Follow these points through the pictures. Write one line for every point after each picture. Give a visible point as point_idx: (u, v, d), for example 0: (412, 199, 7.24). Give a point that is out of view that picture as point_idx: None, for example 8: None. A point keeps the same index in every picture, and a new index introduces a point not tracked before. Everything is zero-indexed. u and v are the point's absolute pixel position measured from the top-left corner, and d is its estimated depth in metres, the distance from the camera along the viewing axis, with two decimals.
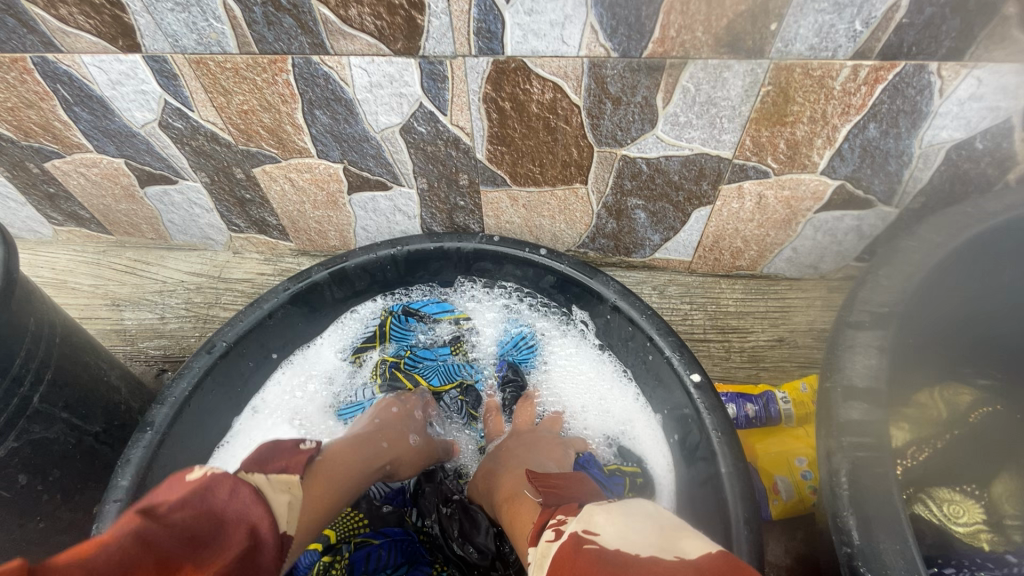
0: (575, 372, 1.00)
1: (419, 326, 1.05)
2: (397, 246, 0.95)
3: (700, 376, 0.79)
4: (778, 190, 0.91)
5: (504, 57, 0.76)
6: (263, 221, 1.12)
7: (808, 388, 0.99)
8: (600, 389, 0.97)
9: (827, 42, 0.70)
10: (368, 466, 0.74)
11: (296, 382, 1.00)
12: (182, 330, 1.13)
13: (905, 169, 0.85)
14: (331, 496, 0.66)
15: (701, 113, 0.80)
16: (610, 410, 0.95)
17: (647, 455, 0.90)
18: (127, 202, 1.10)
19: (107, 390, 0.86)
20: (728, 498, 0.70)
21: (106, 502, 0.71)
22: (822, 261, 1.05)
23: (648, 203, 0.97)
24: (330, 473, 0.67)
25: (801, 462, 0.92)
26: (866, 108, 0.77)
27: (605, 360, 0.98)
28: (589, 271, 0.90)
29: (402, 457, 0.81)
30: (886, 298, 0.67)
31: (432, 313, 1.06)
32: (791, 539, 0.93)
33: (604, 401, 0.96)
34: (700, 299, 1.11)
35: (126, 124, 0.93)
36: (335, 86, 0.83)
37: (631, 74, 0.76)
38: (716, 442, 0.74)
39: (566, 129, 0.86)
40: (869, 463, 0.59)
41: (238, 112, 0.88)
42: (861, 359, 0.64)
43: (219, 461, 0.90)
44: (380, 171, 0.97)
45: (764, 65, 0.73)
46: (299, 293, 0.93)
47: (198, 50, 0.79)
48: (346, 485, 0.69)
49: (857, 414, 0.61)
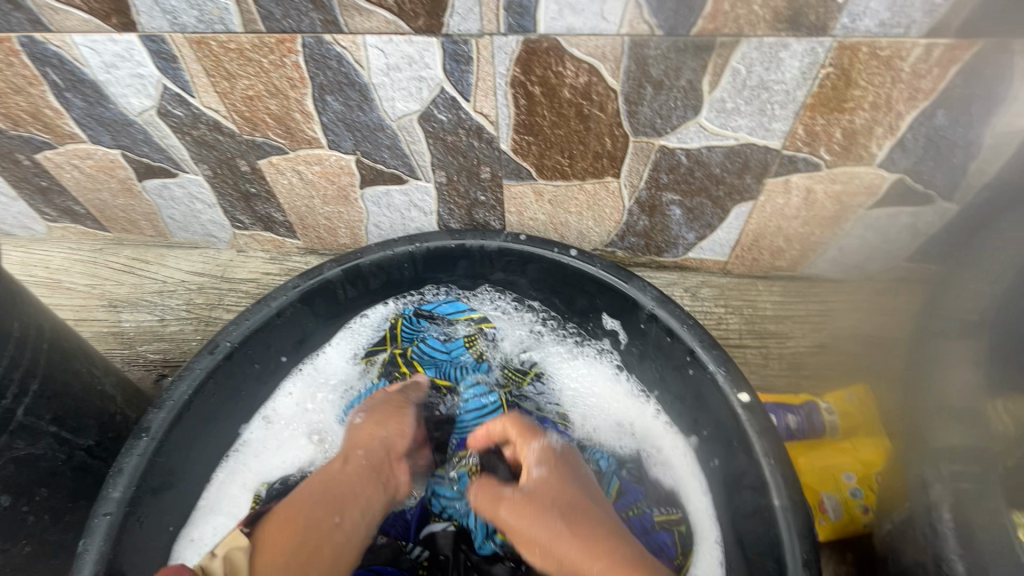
0: (593, 389, 0.92)
1: (432, 326, 0.97)
2: (416, 244, 0.88)
3: (749, 397, 0.71)
4: (829, 184, 0.84)
5: (536, 36, 0.69)
6: (268, 218, 1.05)
7: (854, 397, 0.92)
8: (615, 410, 0.90)
9: (900, 17, 0.63)
10: (324, 477, 0.71)
11: (307, 392, 0.92)
12: (183, 333, 1.08)
13: (972, 161, 0.77)
14: (302, 523, 0.65)
15: (751, 99, 0.73)
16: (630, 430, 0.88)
17: (681, 481, 0.82)
18: (124, 196, 1.04)
19: (102, 400, 0.80)
20: (784, 537, 0.63)
21: (95, 516, 0.66)
22: (869, 261, 0.97)
23: (684, 199, 0.90)
24: (293, 504, 0.68)
25: (850, 478, 0.85)
26: (935, 93, 0.70)
27: (627, 377, 0.92)
28: (624, 275, 0.83)
29: (359, 440, 0.76)
30: (972, 304, 0.65)
31: (446, 314, 0.97)
32: (840, 561, 0.84)
33: (626, 419, 0.89)
34: (736, 302, 1.04)
35: (122, 112, 0.86)
36: (349, 69, 0.76)
37: (676, 54, 0.69)
38: (769, 472, 0.66)
39: (600, 117, 0.78)
40: (974, 495, 0.54)
41: (242, 98, 0.81)
42: (957, 374, 0.61)
43: (230, 470, 0.85)
44: (395, 163, 0.90)
45: (827, 44, 0.66)
46: (310, 291, 0.86)
47: (199, 28, 0.72)
48: (307, 507, 0.67)
49: (957, 439, 0.56)
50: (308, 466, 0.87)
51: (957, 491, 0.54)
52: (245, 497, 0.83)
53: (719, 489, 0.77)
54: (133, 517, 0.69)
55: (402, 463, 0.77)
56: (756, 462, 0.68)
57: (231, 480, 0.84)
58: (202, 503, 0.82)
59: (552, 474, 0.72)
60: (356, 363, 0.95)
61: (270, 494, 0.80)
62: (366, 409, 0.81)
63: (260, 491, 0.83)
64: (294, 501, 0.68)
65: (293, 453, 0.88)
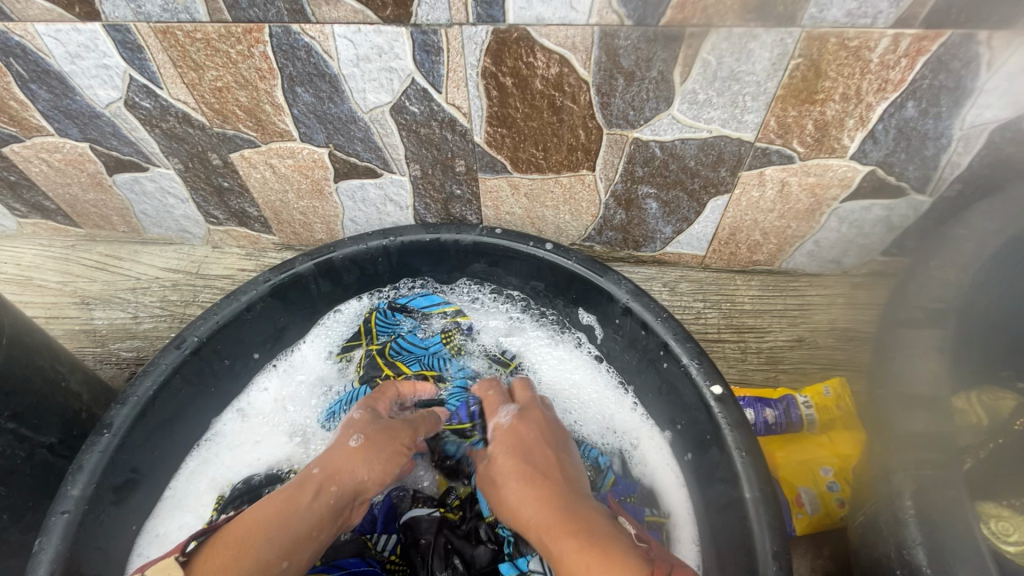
0: (573, 383, 0.91)
1: (408, 320, 0.96)
2: (390, 237, 0.87)
3: (721, 388, 0.71)
4: (803, 176, 0.84)
5: (506, 26, 0.68)
6: (242, 213, 1.03)
7: (832, 391, 0.91)
8: (595, 402, 0.89)
9: (866, 8, 0.63)
10: (286, 510, 0.64)
11: (283, 390, 0.91)
12: (156, 331, 1.05)
13: (943, 152, 0.77)
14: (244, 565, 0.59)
15: (723, 90, 0.73)
16: (609, 423, 0.87)
17: (658, 479, 0.81)
18: (94, 191, 1.02)
19: (66, 397, 0.78)
20: (755, 531, 0.63)
21: (53, 514, 0.65)
22: (845, 255, 0.98)
23: (660, 192, 0.90)
24: (240, 535, 0.62)
25: (827, 472, 0.85)
26: (905, 84, 0.70)
27: (606, 368, 0.91)
28: (599, 268, 0.83)
29: (339, 473, 0.69)
30: (940, 294, 0.62)
31: (422, 307, 0.96)
32: (817, 556, 0.83)
33: (606, 414, 0.88)
34: (714, 296, 1.04)
35: (89, 103, 0.84)
36: (318, 60, 0.75)
37: (646, 45, 0.69)
38: (741, 464, 0.66)
39: (573, 109, 0.78)
40: (936, 483, 0.53)
41: (211, 90, 0.80)
42: (920, 363, 0.59)
43: (201, 460, 0.84)
44: (369, 156, 0.89)
45: (795, 34, 0.66)
46: (281, 285, 0.85)
47: (163, 18, 0.71)
48: (261, 544, 0.61)
49: (920, 426, 0.55)
50: (279, 466, 0.84)
51: (921, 480, 0.54)
52: (210, 494, 0.81)
53: (694, 484, 0.76)
54: (93, 515, 0.67)
55: (361, 507, 0.72)
56: (729, 454, 0.67)
57: (200, 472, 0.83)
58: (168, 494, 0.80)
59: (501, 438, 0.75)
60: (332, 363, 0.94)
61: (233, 495, 0.79)
62: (364, 432, 0.73)
63: (223, 492, 0.81)
64: (246, 528, 0.62)
65: (269, 450, 0.86)
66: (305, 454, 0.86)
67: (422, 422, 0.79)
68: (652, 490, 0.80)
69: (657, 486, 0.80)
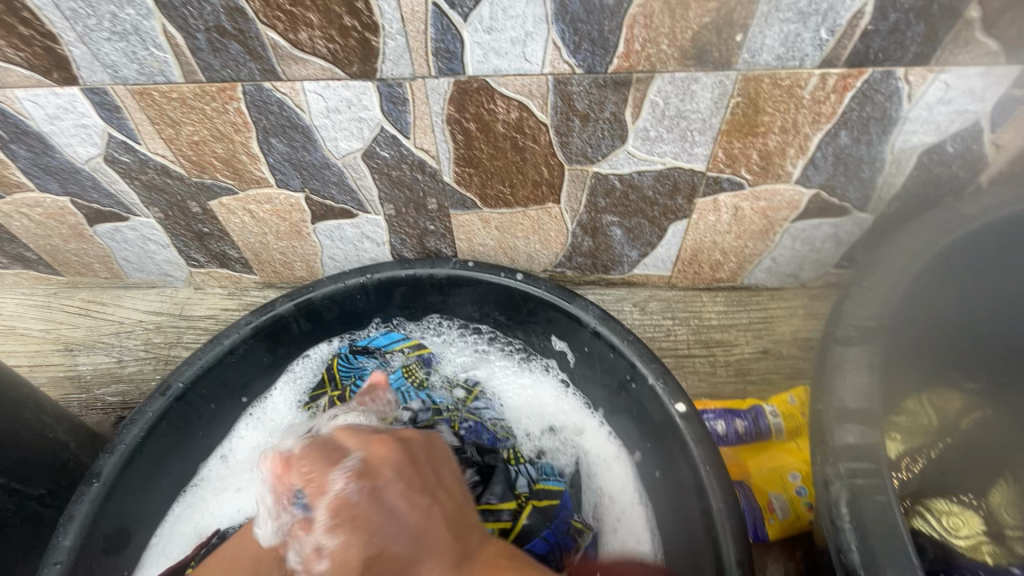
0: (532, 403, 0.96)
1: (370, 361, 0.97)
2: (367, 275, 0.91)
3: (685, 406, 0.75)
4: (754, 201, 0.89)
5: (466, 77, 0.73)
6: (223, 255, 1.06)
7: (796, 399, 0.96)
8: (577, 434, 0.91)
9: (794, 52, 0.68)
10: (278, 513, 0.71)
11: (260, 437, 0.92)
12: (142, 374, 1.06)
13: (878, 175, 0.84)
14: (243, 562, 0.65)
15: (672, 127, 0.78)
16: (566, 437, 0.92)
17: (612, 491, 0.85)
18: (75, 241, 1.04)
19: (54, 448, 0.80)
20: (721, 540, 0.66)
21: (45, 565, 0.66)
22: (802, 269, 1.03)
23: (623, 220, 0.95)
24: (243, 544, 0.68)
25: (795, 478, 0.89)
26: (836, 116, 0.76)
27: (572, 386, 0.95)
28: (567, 295, 0.87)
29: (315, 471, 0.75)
30: (871, 311, 0.67)
31: (382, 346, 0.99)
32: (790, 559, 0.87)
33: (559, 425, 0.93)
34: (682, 314, 1.09)
35: (69, 160, 0.87)
36: (290, 113, 0.79)
37: (597, 90, 0.74)
38: (707, 477, 0.69)
39: (535, 148, 0.83)
40: (869, 491, 0.57)
41: (188, 144, 0.83)
42: (853, 377, 0.63)
43: (187, 504, 0.86)
44: (344, 198, 0.93)
45: (732, 76, 0.71)
46: (263, 326, 0.88)
47: (140, 80, 0.74)
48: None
49: (853, 438, 0.59)
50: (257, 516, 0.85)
51: (853, 487, 0.57)
52: (192, 545, 0.83)
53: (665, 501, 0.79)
54: (83, 566, 0.69)
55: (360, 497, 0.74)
56: (696, 468, 0.71)
57: (187, 517, 0.85)
58: (156, 540, 0.82)
59: (355, 534, 0.51)
60: (300, 411, 0.94)
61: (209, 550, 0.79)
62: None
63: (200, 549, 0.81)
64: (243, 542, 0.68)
65: (250, 501, 0.86)
66: None
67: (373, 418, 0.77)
68: (608, 494, 0.85)
69: (615, 502, 0.84)
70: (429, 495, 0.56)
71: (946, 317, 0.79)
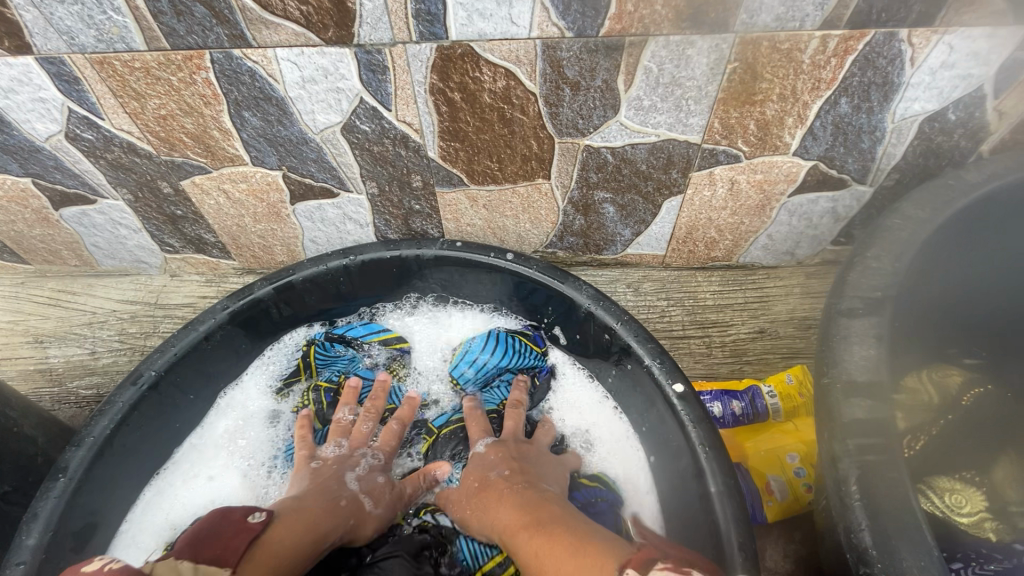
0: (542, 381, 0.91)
1: (348, 351, 0.93)
2: (350, 256, 0.87)
3: (683, 386, 0.72)
4: (751, 174, 0.86)
5: (449, 42, 0.69)
6: (199, 239, 1.02)
7: (794, 379, 0.94)
8: (568, 407, 0.88)
9: (794, 12, 0.65)
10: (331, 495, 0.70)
11: (231, 426, 0.88)
12: (116, 365, 1.02)
13: (878, 145, 0.81)
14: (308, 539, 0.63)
15: (666, 96, 0.74)
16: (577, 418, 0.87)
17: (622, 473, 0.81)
18: (41, 226, 0.99)
19: (19, 443, 0.75)
20: (719, 524, 0.63)
21: (7, 565, 0.62)
22: (798, 247, 1.01)
23: (616, 196, 0.92)
24: (300, 520, 0.65)
25: (794, 459, 0.86)
26: (836, 82, 0.73)
27: (553, 348, 0.93)
28: (559, 275, 0.84)
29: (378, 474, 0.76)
30: (877, 282, 0.64)
31: (360, 336, 0.94)
32: (789, 541, 0.85)
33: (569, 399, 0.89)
34: (677, 294, 1.06)
35: (28, 138, 0.82)
36: (263, 84, 0.74)
37: (588, 55, 0.70)
38: (705, 459, 0.67)
39: (523, 120, 0.79)
40: (880, 467, 0.54)
41: (155, 118, 0.78)
42: (859, 350, 0.60)
43: (158, 491, 0.81)
44: (323, 176, 0.88)
45: (729, 40, 0.68)
46: (241, 312, 0.84)
47: (99, 48, 0.69)
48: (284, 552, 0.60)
49: (862, 413, 0.57)
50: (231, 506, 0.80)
51: (863, 464, 0.55)
52: (166, 532, 0.78)
53: (663, 484, 0.76)
54: (52, 563, 0.65)
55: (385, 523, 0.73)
56: (693, 450, 0.68)
57: (157, 503, 0.80)
58: (125, 528, 0.77)
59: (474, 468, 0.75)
60: (270, 399, 0.90)
61: None
62: (370, 493, 0.73)
63: (172, 538, 0.77)
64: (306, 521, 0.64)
65: (224, 488, 0.82)
66: (258, 494, 0.81)
67: (402, 483, 0.77)
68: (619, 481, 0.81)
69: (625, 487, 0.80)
70: (512, 470, 0.72)
71: (947, 290, 0.77)
